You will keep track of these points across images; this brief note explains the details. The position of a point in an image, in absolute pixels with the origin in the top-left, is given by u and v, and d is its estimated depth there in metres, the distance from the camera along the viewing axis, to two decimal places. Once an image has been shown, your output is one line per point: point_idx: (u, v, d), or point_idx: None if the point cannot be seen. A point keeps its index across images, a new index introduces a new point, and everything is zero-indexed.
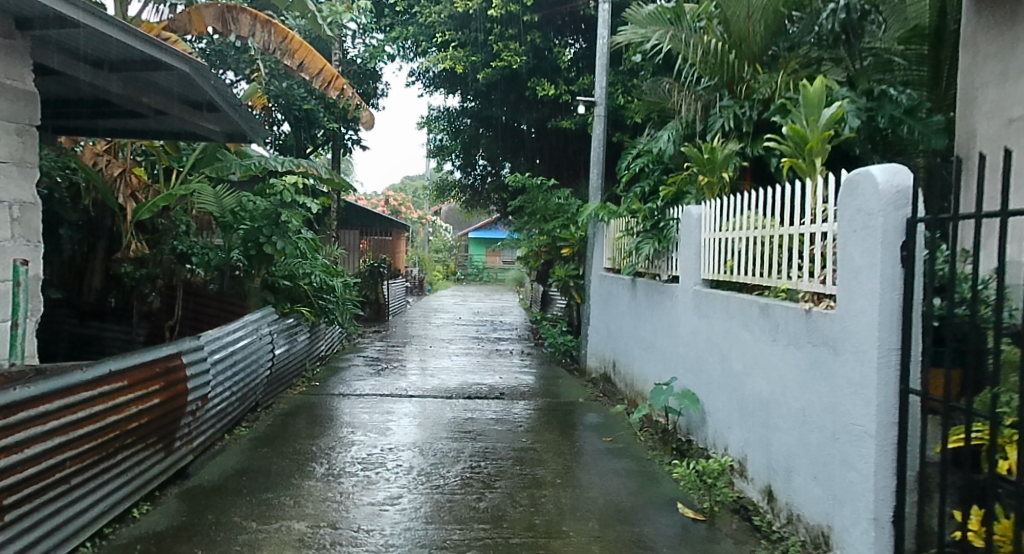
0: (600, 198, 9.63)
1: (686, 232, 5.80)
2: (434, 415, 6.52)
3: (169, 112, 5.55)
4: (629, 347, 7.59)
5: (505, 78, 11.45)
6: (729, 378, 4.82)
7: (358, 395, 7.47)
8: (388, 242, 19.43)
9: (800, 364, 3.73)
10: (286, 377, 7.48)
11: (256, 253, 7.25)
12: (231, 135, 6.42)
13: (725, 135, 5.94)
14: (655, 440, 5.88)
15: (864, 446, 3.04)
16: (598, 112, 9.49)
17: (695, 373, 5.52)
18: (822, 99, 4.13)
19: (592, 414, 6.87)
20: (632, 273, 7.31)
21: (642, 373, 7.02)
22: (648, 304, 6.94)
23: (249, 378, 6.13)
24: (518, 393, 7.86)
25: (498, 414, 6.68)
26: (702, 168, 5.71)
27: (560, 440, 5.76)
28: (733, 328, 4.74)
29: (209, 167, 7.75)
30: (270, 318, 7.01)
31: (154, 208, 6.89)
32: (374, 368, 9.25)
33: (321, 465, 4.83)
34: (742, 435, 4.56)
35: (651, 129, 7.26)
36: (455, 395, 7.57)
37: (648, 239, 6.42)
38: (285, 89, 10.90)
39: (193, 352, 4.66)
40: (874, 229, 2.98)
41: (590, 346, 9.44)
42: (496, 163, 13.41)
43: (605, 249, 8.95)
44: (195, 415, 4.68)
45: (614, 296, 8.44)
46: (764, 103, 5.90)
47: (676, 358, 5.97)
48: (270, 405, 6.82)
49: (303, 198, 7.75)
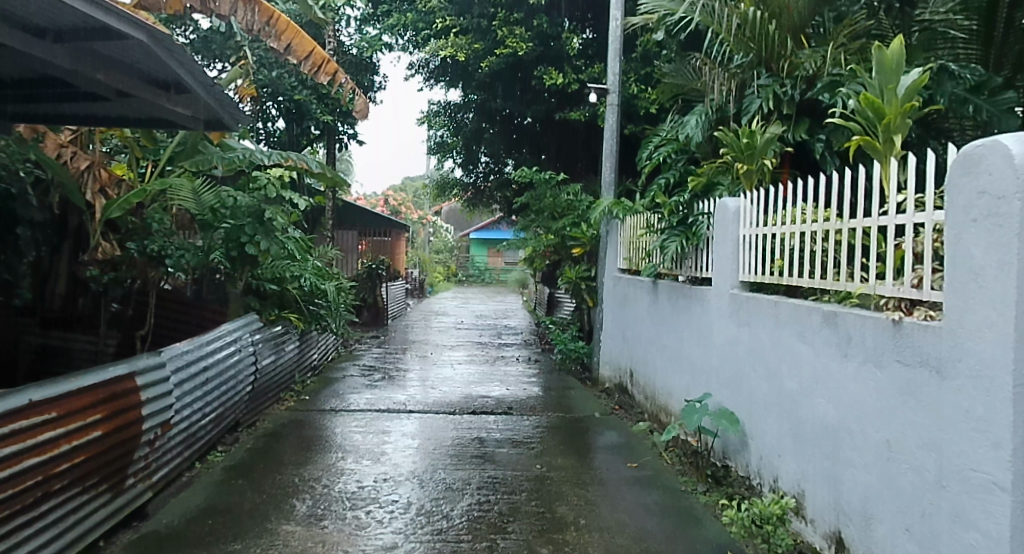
0: (613, 193, 8.96)
1: (720, 229, 5.11)
2: (436, 434, 5.84)
3: (133, 93, 4.86)
4: (650, 356, 6.91)
5: (510, 66, 10.79)
6: (779, 397, 4.14)
7: (351, 410, 6.78)
8: (387, 243, 18.78)
9: (885, 388, 3.04)
10: (272, 392, 6.80)
11: (239, 254, 6.60)
12: (209, 123, 5.73)
13: (764, 118, 5.26)
14: (685, 464, 5.20)
15: (993, 500, 2.35)
16: (610, 100, 8.86)
17: (733, 389, 4.83)
18: (901, 67, 3.45)
19: (613, 432, 6.16)
20: (653, 273, 6.64)
21: (666, 387, 6.31)
22: (672, 308, 6.26)
23: (227, 395, 5.44)
24: (527, 406, 7.19)
25: (507, 433, 6.01)
26: (739, 154, 5.02)
27: (579, 466, 5.06)
28: (785, 339, 4.06)
29: (189, 160, 7.10)
30: (253, 326, 6.33)
31: (126, 205, 6.20)
32: (370, 378, 8.56)
33: (304, 502, 4.14)
34: (799, 465, 3.87)
35: (674, 115, 6.56)
36: (458, 410, 6.89)
37: (675, 237, 5.72)
38: (274, 78, 10.24)
39: (152, 371, 3.98)
40: (1007, 218, 2.31)
41: (604, 354, 8.74)
42: (499, 159, 12.74)
43: (620, 248, 8.28)
44: (156, 445, 4.00)
45: (631, 300, 7.74)
46: (807, 82, 5.24)
47: (708, 371, 5.29)
48: (253, 423, 6.12)
49: (291, 195, 7.08)
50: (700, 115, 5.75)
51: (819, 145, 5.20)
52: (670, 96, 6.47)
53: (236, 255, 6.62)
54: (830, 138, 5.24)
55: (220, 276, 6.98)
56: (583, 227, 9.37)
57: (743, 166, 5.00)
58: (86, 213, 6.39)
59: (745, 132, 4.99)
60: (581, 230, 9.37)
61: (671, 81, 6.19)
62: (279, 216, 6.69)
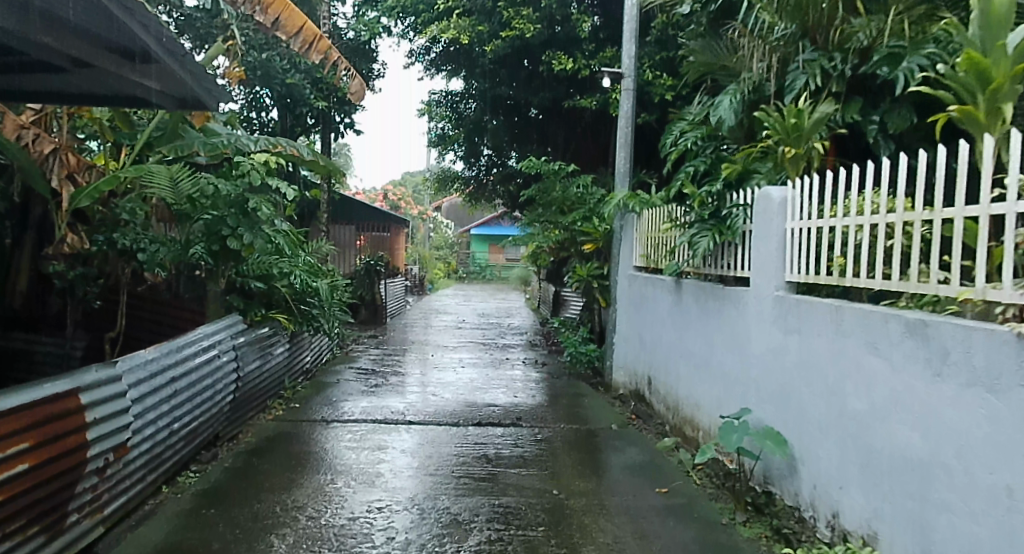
0: (627, 184, 8.34)
1: (762, 222, 4.51)
2: (437, 451, 5.24)
3: (90, 61, 4.26)
4: (672, 362, 6.31)
5: (516, 51, 10.18)
6: (842, 419, 3.53)
7: (345, 421, 6.17)
8: (386, 239, 18.16)
9: (1003, 420, 2.44)
10: (258, 400, 6.19)
11: (221, 248, 6.00)
12: (184, 101, 5.11)
13: (810, 96, 4.63)
14: (721, 490, 4.59)
15: None
16: (626, 85, 8.26)
17: (780, 405, 4.23)
18: (1014, 19, 2.86)
19: (634, 449, 5.55)
20: (677, 272, 6.03)
21: (693, 398, 5.70)
22: (699, 311, 5.65)
23: (203, 407, 4.83)
24: (537, 416, 6.59)
25: (516, 449, 5.40)
26: (785, 137, 4.41)
27: (601, 492, 4.45)
28: (851, 352, 3.45)
29: (168, 144, 6.50)
30: (237, 328, 5.72)
31: (97, 194, 5.59)
32: (367, 383, 7.93)
33: (285, 541, 3.53)
34: (871, 502, 3.26)
35: (702, 97, 5.93)
36: (463, 421, 6.28)
37: (704, 233, 5.11)
38: (264, 61, 9.62)
39: (104, 387, 3.37)
40: None
41: (618, 359, 8.12)
42: (503, 151, 12.12)
43: (636, 245, 7.68)
44: (108, 473, 3.38)
45: (649, 301, 7.11)
46: (859, 56, 4.61)
47: (747, 382, 4.69)
48: (235, 436, 5.51)
49: (277, 182, 6.34)
50: (735, 95, 5.12)
51: (873, 128, 4.59)
52: (698, 76, 5.84)
53: (216, 250, 6.00)
54: (885, 120, 4.63)
55: (200, 273, 6.37)
56: (594, 221, 8.75)
57: (789, 149, 4.39)
58: (52, 202, 5.79)
59: (793, 110, 4.37)
60: (593, 225, 8.75)
61: (700, 57, 5.56)
62: (264, 205, 5.91)
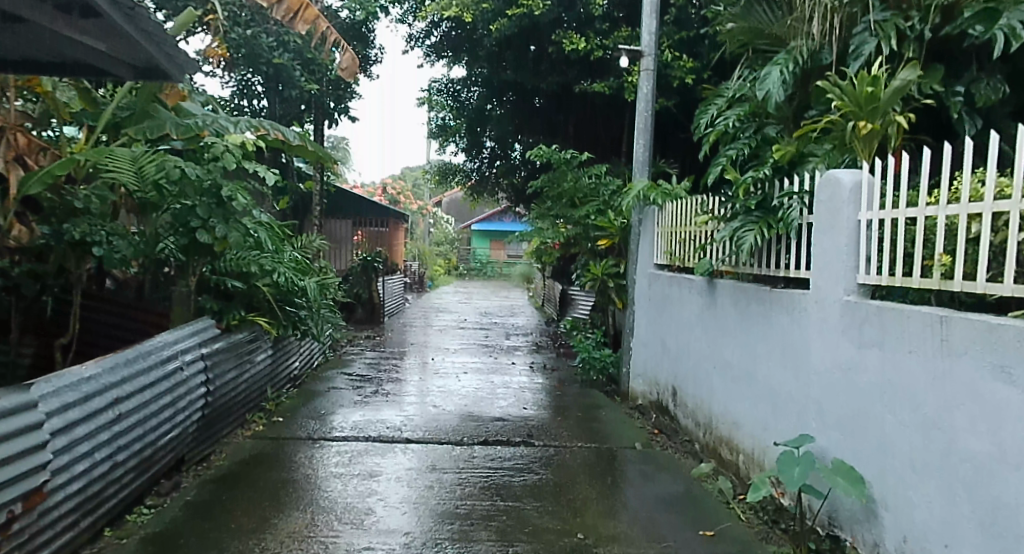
0: (646, 174, 7.60)
1: (826, 214, 3.77)
2: (438, 480, 4.52)
3: (18, 12, 3.55)
4: (703, 374, 5.59)
5: (523, 30, 9.43)
6: (948, 461, 2.82)
7: (333, 439, 5.44)
8: (384, 234, 17.35)
9: None
10: (235, 414, 5.46)
11: (191, 243, 5.29)
12: (144, 70, 4.43)
13: (883, 62, 3.89)
14: (776, 533, 3.87)
15: None
16: (647, 64, 7.51)
17: (851, 435, 3.51)
18: None
19: (664, 476, 4.82)
20: (710, 271, 5.30)
21: (731, 417, 4.97)
22: (739, 316, 4.91)
23: (167, 429, 4.11)
24: (549, 432, 5.87)
25: (529, 476, 4.67)
26: (856, 111, 3.66)
27: (635, 538, 3.72)
28: (965, 376, 2.73)
29: (138, 125, 5.80)
30: (210, 333, 4.99)
31: (50, 180, 4.85)
32: (361, 392, 7.19)
33: None
34: None
35: (743, 70, 5.19)
36: (465, 438, 5.56)
37: (749, 227, 4.36)
38: (249, 38, 8.85)
39: (10, 419, 2.65)
40: None
41: (636, 366, 7.41)
42: (507, 143, 11.36)
43: (657, 241, 6.94)
44: (15, 528, 2.67)
45: (674, 302, 6.38)
46: (942, 14, 3.86)
47: (806, 403, 3.96)
48: (206, 458, 4.78)
49: (256, 167, 5.52)
50: (786, 66, 4.37)
51: (958, 100, 3.85)
52: (737, 46, 5.09)
53: (186, 243, 5.30)
54: (970, 91, 3.89)
55: (169, 271, 5.64)
56: (609, 215, 7.99)
57: (865, 123, 3.63)
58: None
59: (868, 77, 3.60)
60: (608, 219, 8.00)
61: (741, 23, 4.82)
62: (241, 194, 5.26)
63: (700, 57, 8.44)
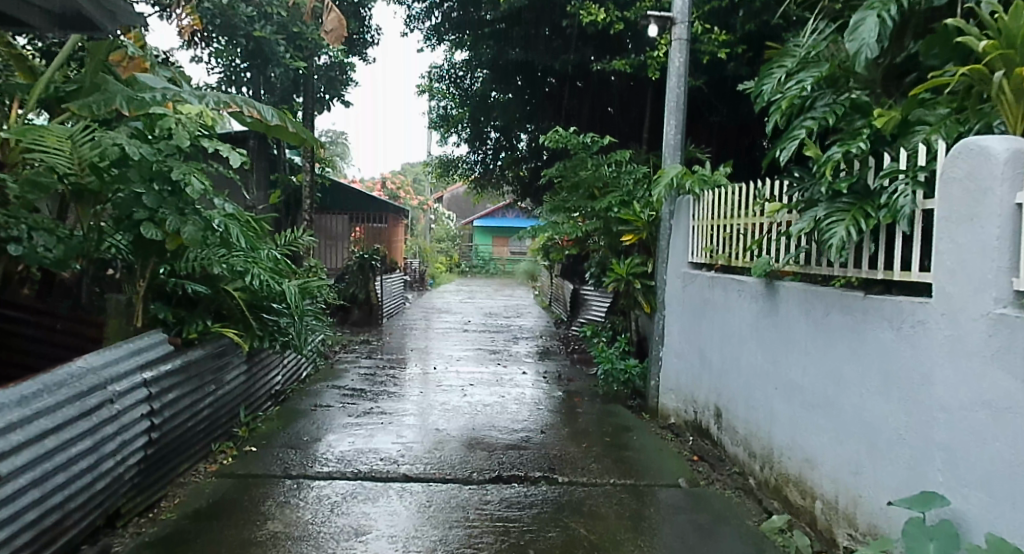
0: (678, 160, 6.64)
1: (965, 198, 2.81)
2: (444, 538, 3.58)
3: None
4: (759, 395, 4.60)
5: (533, 2, 8.45)
6: None
7: (312, 477, 4.48)
8: (382, 231, 16.39)
9: None
10: (196, 448, 4.51)
11: (139, 238, 4.35)
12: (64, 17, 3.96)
13: None
14: None
15: None
16: (680, 34, 6.54)
17: (1014, 502, 2.56)
18: None
19: (723, 532, 3.87)
20: (771, 270, 4.32)
21: (801, 453, 4.00)
22: (814, 326, 3.92)
23: (99, 478, 3.25)
24: (573, 465, 4.90)
25: (554, 533, 3.70)
26: (1014, 53, 2.73)
27: None
28: None
29: (84, 98, 4.85)
30: (160, 352, 4.05)
31: None
32: (353, 412, 6.21)
33: None
34: None
35: (818, 25, 4.22)
36: (472, 475, 4.59)
37: (839, 217, 3.40)
38: (224, 5, 7.86)
39: None
40: None
41: (667, 380, 6.44)
42: (512, 131, 10.41)
43: (694, 236, 5.96)
44: None
45: (717, 307, 5.40)
46: None
47: (926, 448, 2.99)
48: (156, 508, 3.85)
49: (219, 145, 4.58)
50: (886, 11, 3.46)
51: None
52: None
53: (132, 240, 4.36)
54: None
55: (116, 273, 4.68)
56: (635, 206, 6.99)
57: None
58: None
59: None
60: (633, 211, 7.00)
61: None
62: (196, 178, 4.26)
63: (734, 30, 7.44)
